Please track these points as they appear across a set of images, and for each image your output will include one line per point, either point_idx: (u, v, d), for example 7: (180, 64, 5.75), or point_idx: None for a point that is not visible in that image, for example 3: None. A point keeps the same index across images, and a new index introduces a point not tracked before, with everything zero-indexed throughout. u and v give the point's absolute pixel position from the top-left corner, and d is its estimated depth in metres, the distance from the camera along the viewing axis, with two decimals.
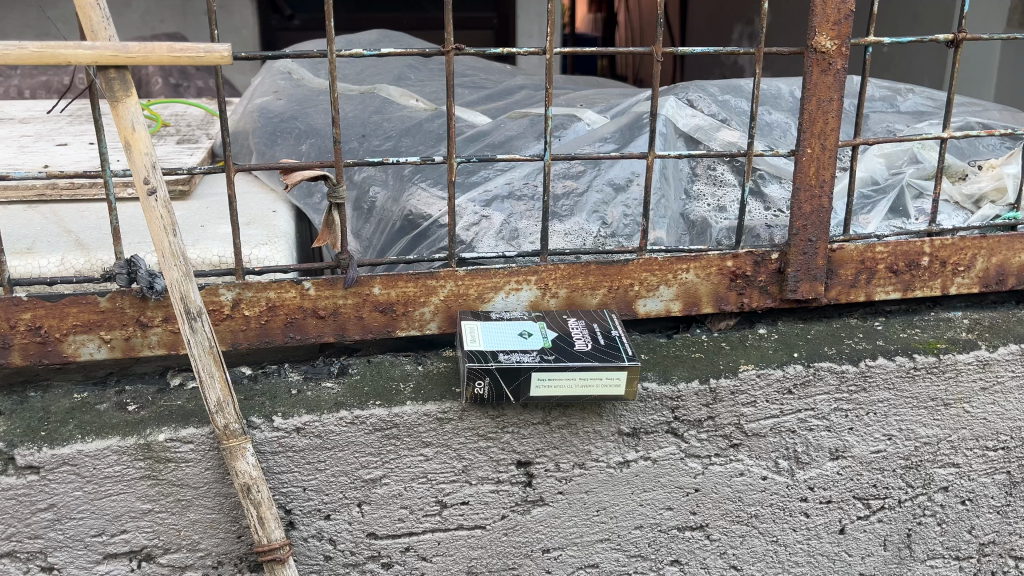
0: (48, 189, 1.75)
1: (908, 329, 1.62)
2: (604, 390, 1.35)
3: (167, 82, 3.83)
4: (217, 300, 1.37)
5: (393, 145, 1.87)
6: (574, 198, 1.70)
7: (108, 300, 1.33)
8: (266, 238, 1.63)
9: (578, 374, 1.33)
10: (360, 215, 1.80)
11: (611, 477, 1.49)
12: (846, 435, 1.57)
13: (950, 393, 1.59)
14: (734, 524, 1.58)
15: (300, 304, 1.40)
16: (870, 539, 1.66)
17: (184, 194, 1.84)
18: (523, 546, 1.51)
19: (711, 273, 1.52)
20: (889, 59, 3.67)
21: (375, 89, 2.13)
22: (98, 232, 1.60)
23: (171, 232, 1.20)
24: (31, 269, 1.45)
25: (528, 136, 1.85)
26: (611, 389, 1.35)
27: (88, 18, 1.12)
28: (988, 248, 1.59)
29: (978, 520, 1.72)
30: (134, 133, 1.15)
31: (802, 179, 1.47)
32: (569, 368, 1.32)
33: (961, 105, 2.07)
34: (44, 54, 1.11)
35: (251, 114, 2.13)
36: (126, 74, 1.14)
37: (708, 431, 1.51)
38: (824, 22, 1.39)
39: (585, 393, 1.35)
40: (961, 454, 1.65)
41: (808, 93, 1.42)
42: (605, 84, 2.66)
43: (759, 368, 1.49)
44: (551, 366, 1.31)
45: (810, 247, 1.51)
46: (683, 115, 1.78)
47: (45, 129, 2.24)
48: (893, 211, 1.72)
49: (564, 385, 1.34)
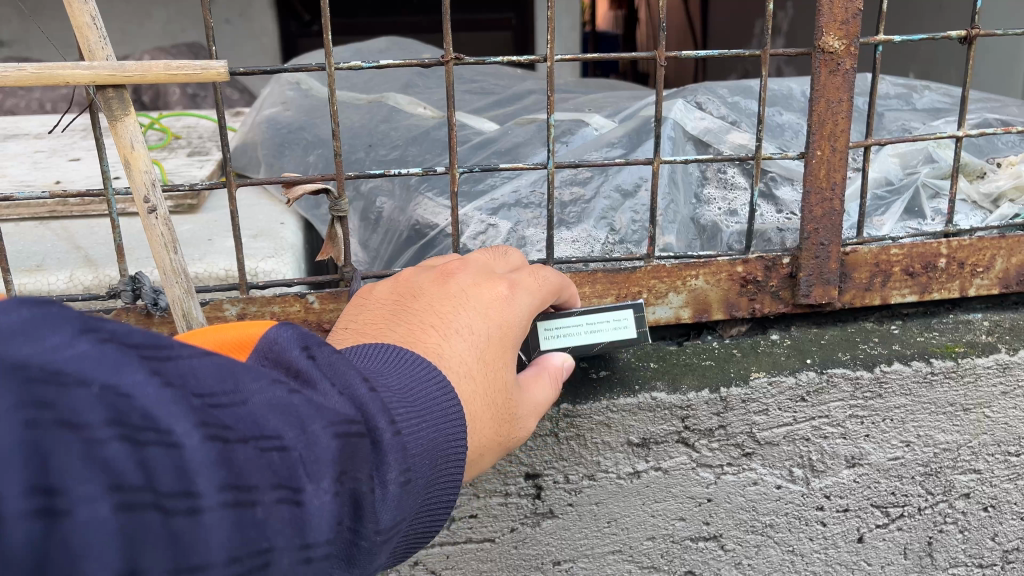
0: (59, 206, 1.76)
1: (926, 333, 1.58)
2: (613, 334, 1.25)
3: (185, 92, 3.89)
4: (221, 315, 1.37)
5: (400, 154, 1.86)
6: (581, 205, 1.68)
7: (114, 317, 1.34)
8: (273, 250, 1.63)
9: (581, 318, 1.25)
10: (367, 226, 1.81)
11: (621, 488, 1.47)
12: (862, 442, 1.54)
13: (970, 398, 1.55)
14: (748, 534, 1.55)
15: (304, 318, 1.40)
16: (889, 548, 1.63)
17: (193, 208, 1.85)
18: (533, 558, 1.49)
19: (721, 279, 1.48)
20: (915, 54, 3.60)
21: (383, 97, 2.10)
22: (107, 249, 1.61)
23: (172, 250, 1.20)
24: (41, 287, 1.46)
25: (535, 142, 1.84)
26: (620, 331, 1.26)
27: (85, 39, 1.12)
28: (1007, 248, 1.55)
29: (1001, 527, 1.68)
30: (134, 152, 1.14)
31: (813, 181, 1.44)
32: (570, 311, 1.24)
33: (978, 100, 2.04)
34: (42, 74, 1.10)
35: (260, 126, 2.14)
36: (123, 94, 1.14)
37: (720, 440, 1.48)
38: (831, 22, 1.36)
39: (594, 340, 1.25)
40: (982, 460, 1.60)
41: (817, 94, 1.38)
42: (618, 86, 2.65)
43: (771, 376, 1.46)
44: (552, 315, 1.24)
45: (823, 250, 1.47)
46: (691, 118, 1.75)
47: (59, 145, 2.28)
48: (908, 212, 1.68)
49: (569, 334, 1.24)
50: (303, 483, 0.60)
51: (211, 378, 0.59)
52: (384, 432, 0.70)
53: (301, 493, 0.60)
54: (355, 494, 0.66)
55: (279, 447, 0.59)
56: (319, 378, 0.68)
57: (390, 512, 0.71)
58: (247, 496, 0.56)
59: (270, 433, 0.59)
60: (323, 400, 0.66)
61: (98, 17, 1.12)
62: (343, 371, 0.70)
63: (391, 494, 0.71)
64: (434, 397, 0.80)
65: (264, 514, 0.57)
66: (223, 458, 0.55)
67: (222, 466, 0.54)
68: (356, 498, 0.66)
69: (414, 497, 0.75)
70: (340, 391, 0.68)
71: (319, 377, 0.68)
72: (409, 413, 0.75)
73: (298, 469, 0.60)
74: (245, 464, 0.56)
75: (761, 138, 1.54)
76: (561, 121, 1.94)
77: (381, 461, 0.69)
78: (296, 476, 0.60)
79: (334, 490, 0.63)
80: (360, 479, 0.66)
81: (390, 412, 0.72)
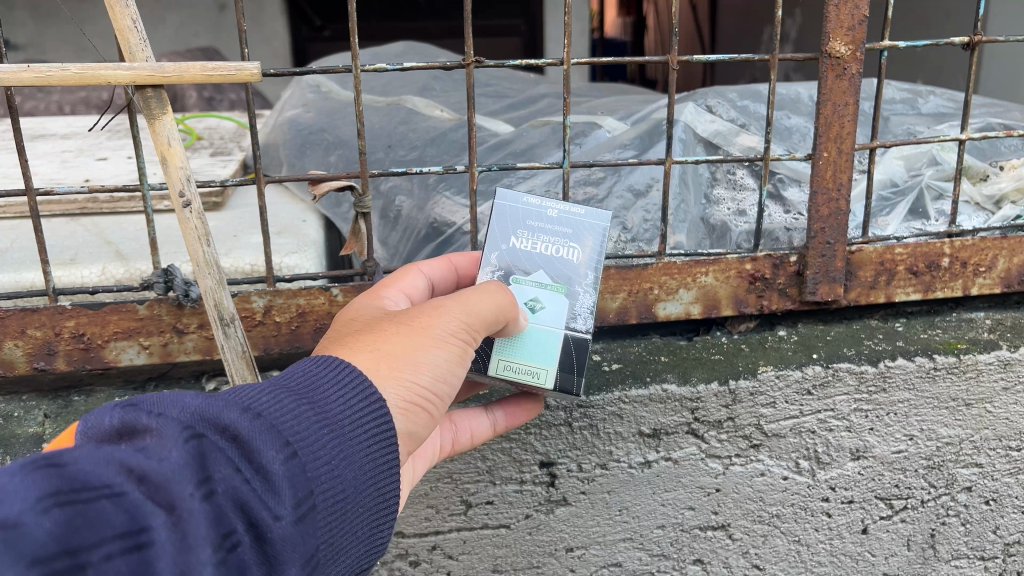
0: (89, 203, 1.82)
1: (929, 330, 1.62)
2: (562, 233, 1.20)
3: (202, 95, 3.96)
4: (250, 306, 1.43)
5: (418, 155, 1.92)
6: (594, 204, 1.73)
7: (147, 307, 1.40)
8: (296, 246, 1.69)
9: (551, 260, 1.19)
10: (386, 224, 1.87)
11: (632, 477, 1.52)
12: (867, 435, 1.58)
13: (971, 393, 1.59)
14: (755, 524, 1.60)
15: (328, 310, 1.45)
16: (892, 539, 1.67)
17: (218, 206, 1.91)
18: (547, 545, 1.54)
19: (730, 276, 1.53)
20: (922, 61, 3.64)
21: (400, 100, 2.18)
22: (137, 243, 1.67)
23: (205, 242, 1.24)
24: (75, 279, 1.52)
25: (549, 144, 1.89)
26: (511, 193, 1.18)
27: (127, 41, 1.18)
28: (1009, 248, 1.59)
29: (1002, 520, 1.72)
30: (171, 148, 1.19)
31: (819, 182, 1.48)
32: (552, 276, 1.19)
33: (982, 105, 2.08)
34: (86, 75, 1.16)
35: (281, 127, 2.21)
36: (161, 94, 1.19)
37: (728, 432, 1.53)
38: (838, 28, 1.41)
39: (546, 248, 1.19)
40: (984, 454, 1.65)
41: (824, 98, 1.43)
42: (629, 91, 2.70)
43: (778, 369, 1.51)
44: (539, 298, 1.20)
45: (829, 249, 1.52)
46: (702, 121, 1.80)
47: (85, 145, 2.34)
48: (912, 213, 1.73)
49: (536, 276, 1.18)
50: (147, 521, 0.66)
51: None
52: (240, 423, 0.76)
53: (148, 533, 0.66)
54: (232, 498, 0.73)
55: (109, 496, 0.66)
56: (138, 422, 0.72)
57: (286, 486, 0.77)
58: (73, 561, 0.63)
59: (92, 491, 0.66)
60: (149, 444, 0.71)
61: (139, 21, 1.18)
62: (172, 398, 0.75)
63: (279, 471, 0.77)
64: (311, 373, 0.88)
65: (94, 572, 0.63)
66: (19, 537, 0.61)
67: (9, 553, 0.60)
68: (237, 501, 0.73)
69: (314, 464, 0.81)
70: (170, 416, 0.73)
71: (141, 416, 0.73)
72: (277, 391, 0.84)
73: (132, 511, 0.66)
74: (43, 541, 0.62)
75: (770, 141, 1.58)
76: (575, 124, 2.00)
77: (249, 448, 0.76)
78: (134, 521, 0.66)
79: (198, 507, 0.69)
80: (229, 480, 0.73)
81: (242, 403, 0.79)
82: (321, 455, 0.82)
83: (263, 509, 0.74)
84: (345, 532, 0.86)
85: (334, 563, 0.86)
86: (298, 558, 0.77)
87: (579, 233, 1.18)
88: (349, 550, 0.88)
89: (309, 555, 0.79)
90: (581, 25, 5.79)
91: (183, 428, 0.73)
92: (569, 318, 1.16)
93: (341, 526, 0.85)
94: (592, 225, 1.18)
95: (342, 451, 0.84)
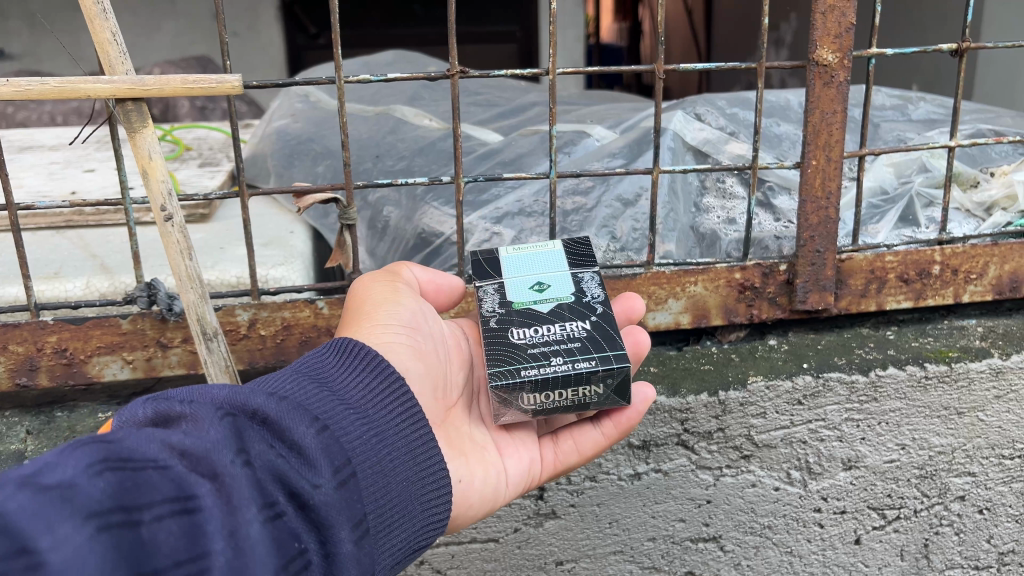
0: (75, 216, 1.81)
1: (920, 338, 1.60)
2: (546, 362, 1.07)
3: (195, 105, 3.97)
4: (234, 320, 1.41)
5: (407, 165, 1.92)
6: (583, 214, 1.72)
7: (130, 322, 1.38)
8: (283, 258, 1.68)
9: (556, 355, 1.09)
10: (374, 234, 1.85)
11: (622, 489, 1.51)
12: (859, 444, 1.57)
13: (963, 402, 1.58)
14: (747, 535, 1.59)
15: (314, 323, 1.44)
16: (886, 550, 1.66)
17: (205, 217, 1.90)
18: (536, 558, 1.53)
19: (719, 285, 1.52)
20: (917, 67, 3.64)
21: (389, 110, 2.17)
22: (122, 256, 1.66)
23: (187, 256, 1.22)
24: (58, 294, 1.51)
25: (538, 153, 1.88)
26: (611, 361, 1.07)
27: (106, 54, 1.16)
28: (1000, 255, 1.58)
29: (996, 529, 1.71)
30: (151, 162, 1.17)
31: (809, 191, 1.47)
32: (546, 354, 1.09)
33: (973, 112, 2.08)
34: (64, 89, 1.14)
35: (269, 138, 2.20)
36: (142, 106, 1.17)
37: (718, 443, 1.52)
38: (825, 35, 1.40)
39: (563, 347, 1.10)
40: (977, 463, 1.64)
41: (812, 106, 1.42)
42: (622, 98, 2.70)
43: (769, 379, 1.50)
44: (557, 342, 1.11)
45: (818, 257, 1.50)
46: (690, 129, 1.79)
47: (72, 157, 2.33)
48: (902, 220, 1.72)
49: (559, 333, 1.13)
50: (194, 489, 0.69)
51: (43, 456, 0.66)
52: (269, 406, 0.81)
53: (195, 500, 0.68)
54: (271, 471, 0.76)
55: (157, 467, 0.68)
56: (173, 412, 0.77)
57: (323, 457, 0.82)
58: (128, 517, 0.64)
59: (137, 463, 0.68)
60: (187, 426, 0.75)
61: (118, 34, 1.16)
62: (201, 390, 0.80)
63: (312, 445, 0.81)
64: (325, 369, 0.96)
65: (148, 532, 0.65)
66: (73, 498, 0.63)
67: (65, 509, 0.62)
68: (278, 473, 0.77)
69: (346, 438, 0.87)
70: (202, 402, 0.77)
71: (174, 405, 0.77)
72: (299, 381, 0.91)
73: (179, 480, 0.69)
74: (98, 498, 0.64)
75: (759, 148, 1.55)
76: (563, 132, 1.99)
77: (280, 427, 0.80)
78: (181, 489, 0.68)
79: (239, 472, 0.72)
80: (265, 455, 0.77)
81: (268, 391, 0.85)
82: (351, 430, 0.88)
83: (303, 479, 0.78)
84: (392, 501, 0.90)
85: (385, 537, 0.89)
86: (346, 522, 0.80)
87: (506, 363, 1.08)
88: (401, 523, 0.91)
89: (357, 519, 0.82)
90: (576, 32, 5.79)
91: (216, 409, 0.76)
92: (493, 304, 1.18)
93: (386, 495, 0.89)
94: (503, 373, 1.06)
95: (369, 428, 0.91)
